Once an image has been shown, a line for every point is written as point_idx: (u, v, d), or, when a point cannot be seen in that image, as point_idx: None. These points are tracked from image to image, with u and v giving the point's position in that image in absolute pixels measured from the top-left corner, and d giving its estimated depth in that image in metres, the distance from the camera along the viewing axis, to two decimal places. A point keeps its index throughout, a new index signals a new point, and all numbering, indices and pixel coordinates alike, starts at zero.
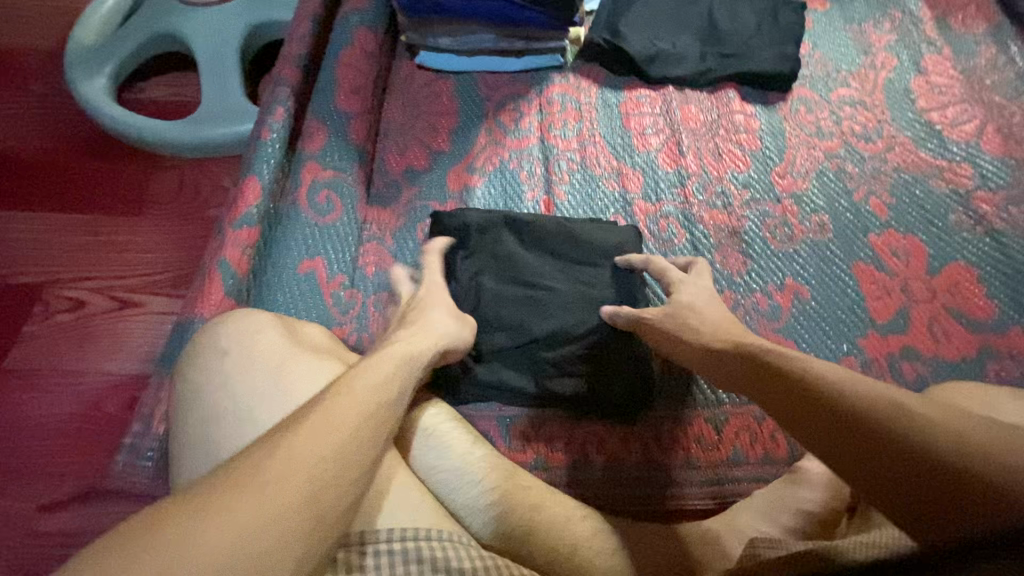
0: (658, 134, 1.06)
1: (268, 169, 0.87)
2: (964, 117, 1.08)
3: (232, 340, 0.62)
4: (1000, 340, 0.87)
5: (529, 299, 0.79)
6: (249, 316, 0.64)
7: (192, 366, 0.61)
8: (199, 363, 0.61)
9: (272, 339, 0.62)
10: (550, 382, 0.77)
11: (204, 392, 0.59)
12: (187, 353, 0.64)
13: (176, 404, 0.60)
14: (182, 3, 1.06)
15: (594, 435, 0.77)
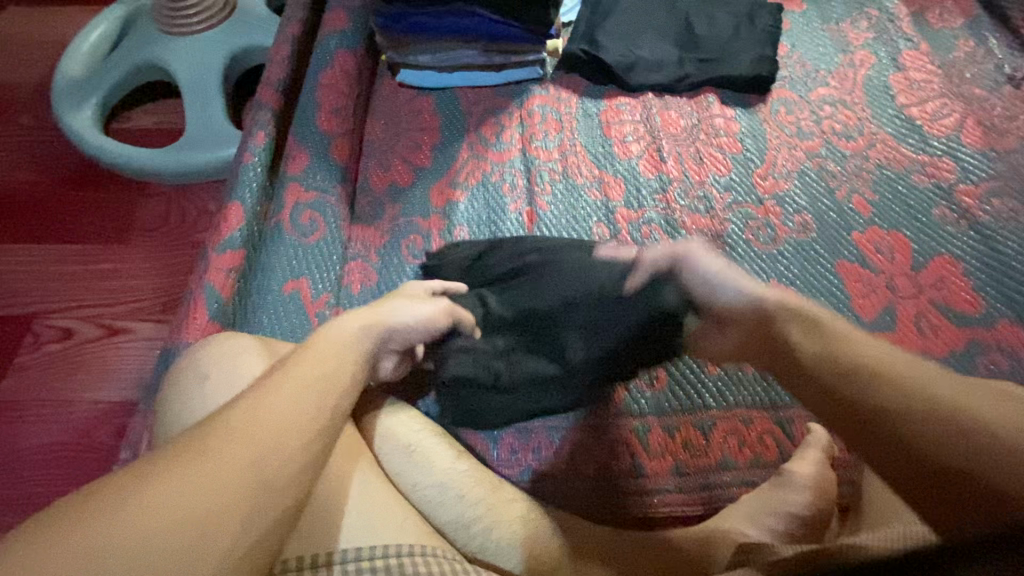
0: (639, 141, 1.06)
1: (250, 193, 0.88)
2: (944, 111, 1.08)
3: (212, 364, 0.63)
4: (989, 334, 0.86)
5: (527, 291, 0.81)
6: (230, 341, 0.66)
7: (176, 394, 0.62)
8: (183, 389, 0.62)
9: (252, 361, 0.64)
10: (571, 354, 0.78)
11: (186, 419, 0.59)
12: (170, 380, 0.65)
13: (158, 431, 0.61)
14: (164, 32, 1.08)
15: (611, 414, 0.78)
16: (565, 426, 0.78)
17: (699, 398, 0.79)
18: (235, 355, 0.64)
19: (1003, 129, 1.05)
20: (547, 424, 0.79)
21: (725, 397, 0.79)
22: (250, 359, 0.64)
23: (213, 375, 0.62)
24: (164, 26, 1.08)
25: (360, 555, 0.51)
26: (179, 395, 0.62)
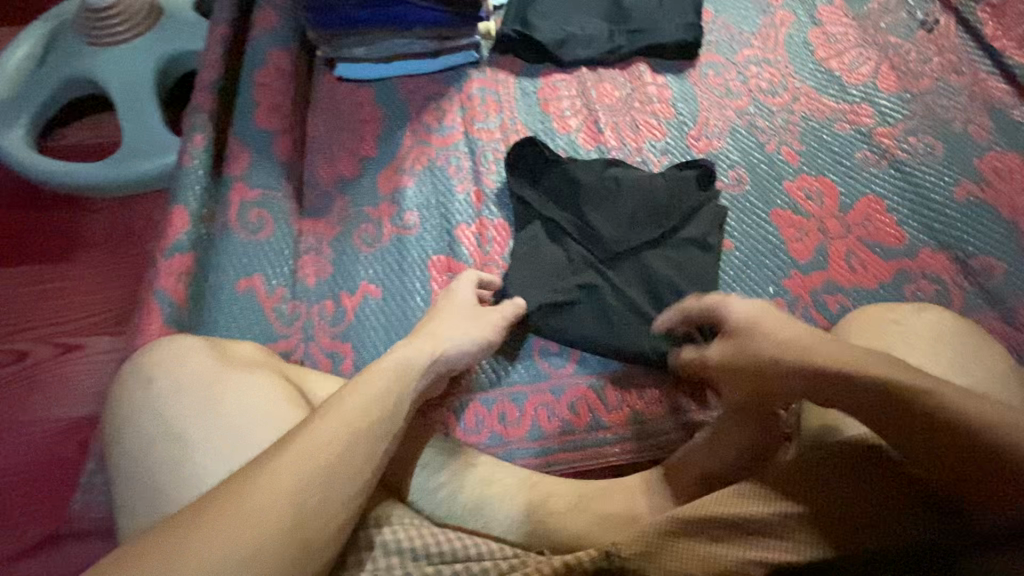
0: (576, 115, 1.10)
1: (194, 196, 0.87)
2: (860, 61, 1.14)
3: (163, 367, 0.67)
4: (914, 262, 0.91)
5: (602, 191, 0.93)
6: (183, 342, 0.70)
7: (140, 395, 0.65)
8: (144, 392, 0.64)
9: (202, 362, 0.68)
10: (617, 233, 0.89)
11: (152, 419, 0.63)
12: (119, 385, 0.68)
13: (120, 433, 0.64)
14: (90, 44, 1.06)
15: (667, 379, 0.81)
16: (525, 388, 0.81)
17: None
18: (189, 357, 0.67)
19: (916, 72, 1.11)
20: (508, 389, 0.81)
21: None
22: (201, 361, 0.68)
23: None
24: (89, 37, 1.06)
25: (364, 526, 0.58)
26: (145, 397, 0.65)
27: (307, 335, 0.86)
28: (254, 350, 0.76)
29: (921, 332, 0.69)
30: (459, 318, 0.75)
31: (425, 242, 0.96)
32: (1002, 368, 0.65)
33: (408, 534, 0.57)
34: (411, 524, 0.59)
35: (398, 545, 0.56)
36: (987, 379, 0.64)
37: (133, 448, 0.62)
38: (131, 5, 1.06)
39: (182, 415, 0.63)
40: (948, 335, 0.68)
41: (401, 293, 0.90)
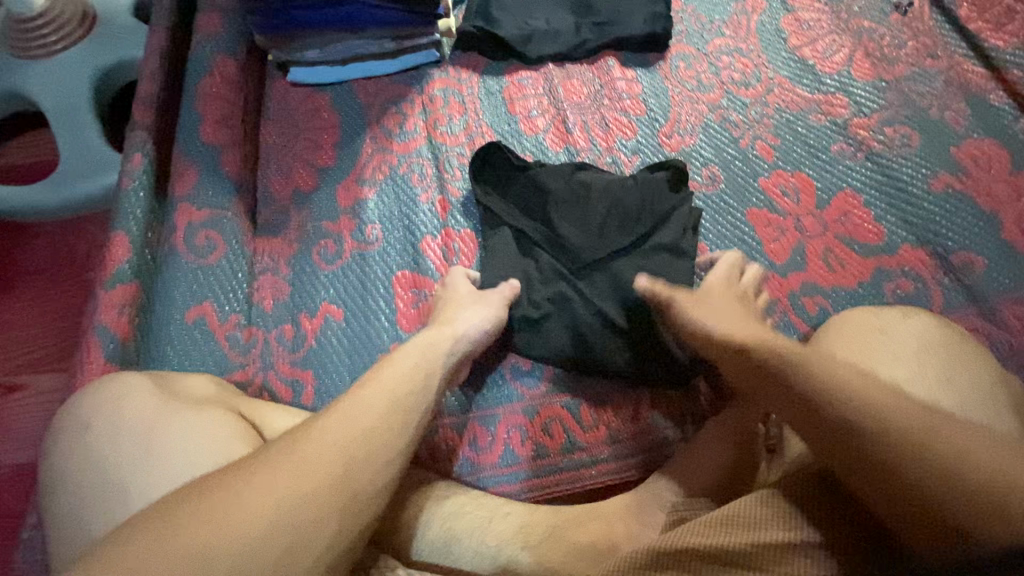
0: (544, 114, 1.05)
1: (135, 221, 0.82)
2: (833, 48, 1.10)
3: (94, 412, 0.62)
4: (893, 259, 0.89)
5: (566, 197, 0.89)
6: (118, 381, 0.65)
7: (78, 441, 0.61)
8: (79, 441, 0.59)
9: (141, 400, 0.63)
10: (578, 242, 0.85)
11: (91, 468, 0.59)
12: (51, 434, 0.63)
13: (53, 488, 0.59)
14: (17, 57, 0.99)
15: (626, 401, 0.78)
16: (497, 410, 0.78)
17: None
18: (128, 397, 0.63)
19: (891, 58, 1.08)
20: (480, 412, 0.78)
21: None
22: (137, 399, 0.63)
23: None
24: (16, 48, 0.98)
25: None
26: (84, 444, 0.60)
27: (265, 363, 0.82)
28: (208, 386, 0.71)
29: (902, 344, 0.66)
30: (467, 304, 0.78)
31: (389, 256, 0.91)
32: (981, 378, 0.63)
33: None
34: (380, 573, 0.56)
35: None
36: (967, 391, 0.62)
37: (67, 500, 0.58)
38: (62, 11, 0.99)
39: (120, 464, 0.58)
40: (928, 345, 0.66)
41: (364, 313, 0.86)
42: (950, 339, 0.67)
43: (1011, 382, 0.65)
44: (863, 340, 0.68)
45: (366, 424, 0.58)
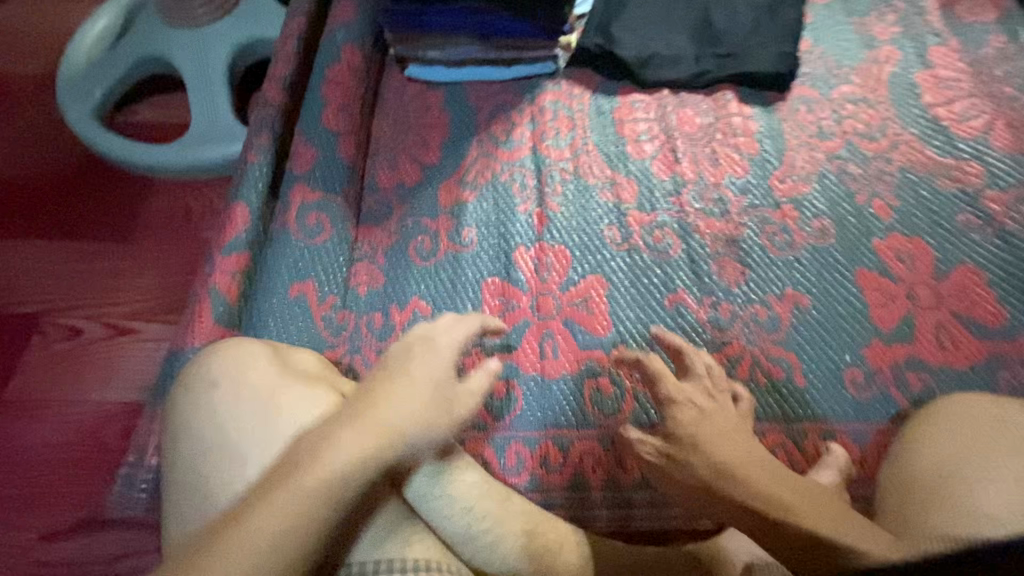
0: (652, 140, 1.04)
1: (255, 194, 0.87)
2: (973, 112, 1.04)
3: (221, 372, 0.68)
4: (1011, 347, 0.83)
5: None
6: (240, 346, 0.71)
7: (186, 402, 0.68)
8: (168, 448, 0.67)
9: (263, 370, 0.68)
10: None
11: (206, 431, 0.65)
12: (178, 386, 0.70)
13: (171, 438, 0.66)
14: (167, 24, 1.04)
15: None
16: (571, 433, 0.78)
17: None
18: (249, 363, 0.68)
19: None
20: (556, 431, 0.78)
21: None
22: (262, 367, 0.69)
23: (223, 381, 0.67)
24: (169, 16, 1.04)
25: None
26: (186, 407, 0.67)
27: (354, 347, 0.84)
28: (311, 359, 0.75)
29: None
30: None
31: (481, 262, 0.92)
32: None
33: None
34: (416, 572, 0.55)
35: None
36: None
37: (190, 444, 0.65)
38: None
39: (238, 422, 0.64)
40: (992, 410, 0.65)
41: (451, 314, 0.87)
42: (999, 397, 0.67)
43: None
44: (981, 421, 0.64)
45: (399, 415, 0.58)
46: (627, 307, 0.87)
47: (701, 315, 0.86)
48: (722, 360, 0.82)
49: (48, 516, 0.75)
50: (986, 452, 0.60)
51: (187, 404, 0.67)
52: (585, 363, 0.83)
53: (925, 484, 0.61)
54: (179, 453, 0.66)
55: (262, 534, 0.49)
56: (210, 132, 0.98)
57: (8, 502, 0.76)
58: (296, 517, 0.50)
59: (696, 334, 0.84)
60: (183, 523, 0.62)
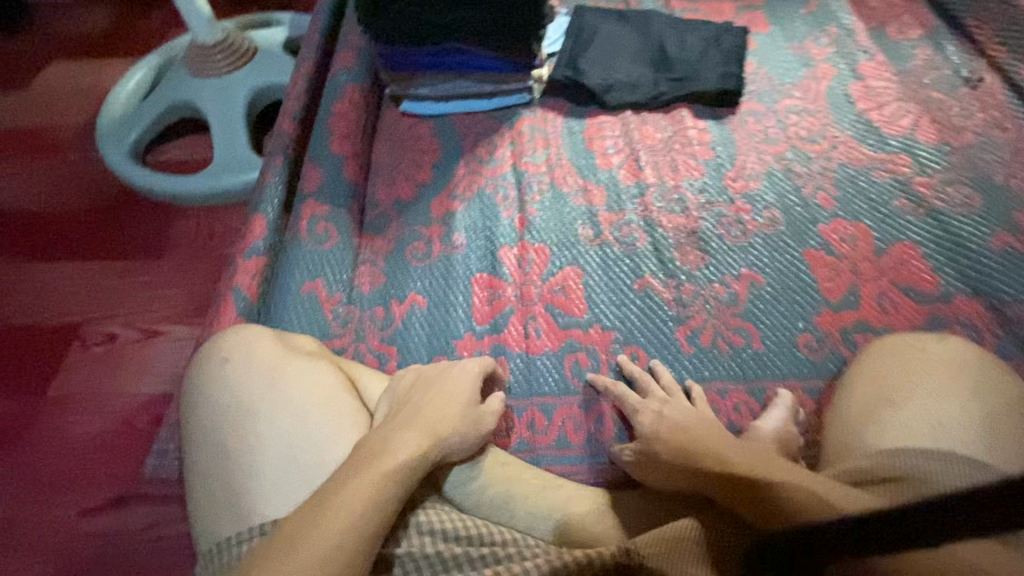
0: (619, 153, 1.17)
1: (272, 207, 1.01)
2: (901, 113, 1.18)
3: (232, 349, 0.72)
4: (947, 308, 0.92)
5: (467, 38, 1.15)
6: (243, 329, 0.75)
7: (197, 374, 0.72)
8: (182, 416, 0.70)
9: (267, 346, 0.72)
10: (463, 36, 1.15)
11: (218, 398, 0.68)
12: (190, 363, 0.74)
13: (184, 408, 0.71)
14: (193, 75, 1.21)
15: None
16: (554, 400, 0.87)
17: (676, 374, 0.88)
18: (253, 342, 0.73)
19: (959, 127, 1.14)
20: (540, 399, 0.87)
21: (699, 370, 0.88)
22: (267, 343, 0.73)
23: (232, 356, 0.71)
24: (196, 69, 1.21)
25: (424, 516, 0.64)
26: (196, 381, 0.71)
27: (359, 336, 0.94)
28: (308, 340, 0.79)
29: (936, 358, 0.71)
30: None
31: (471, 261, 1.03)
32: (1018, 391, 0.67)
33: (438, 519, 0.64)
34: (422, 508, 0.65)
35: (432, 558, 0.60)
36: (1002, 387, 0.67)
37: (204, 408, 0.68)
38: (232, 44, 1.22)
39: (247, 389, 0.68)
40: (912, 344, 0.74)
41: (444, 305, 0.97)
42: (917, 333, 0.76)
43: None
44: (895, 353, 0.74)
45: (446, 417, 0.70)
46: (601, 292, 0.97)
47: (667, 295, 0.96)
48: (687, 331, 0.92)
49: (90, 492, 0.86)
50: (902, 378, 0.70)
51: (198, 378, 0.71)
52: (566, 340, 0.92)
53: (859, 414, 0.70)
54: (196, 425, 0.68)
55: (352, 503, 0.56)
56: (231, 163, 1.14)
57: (55, 482, 0.87)
58: (374, 482, 0.58)
59: (663, 311, 0.94)
60: (208, 489, 0.64)
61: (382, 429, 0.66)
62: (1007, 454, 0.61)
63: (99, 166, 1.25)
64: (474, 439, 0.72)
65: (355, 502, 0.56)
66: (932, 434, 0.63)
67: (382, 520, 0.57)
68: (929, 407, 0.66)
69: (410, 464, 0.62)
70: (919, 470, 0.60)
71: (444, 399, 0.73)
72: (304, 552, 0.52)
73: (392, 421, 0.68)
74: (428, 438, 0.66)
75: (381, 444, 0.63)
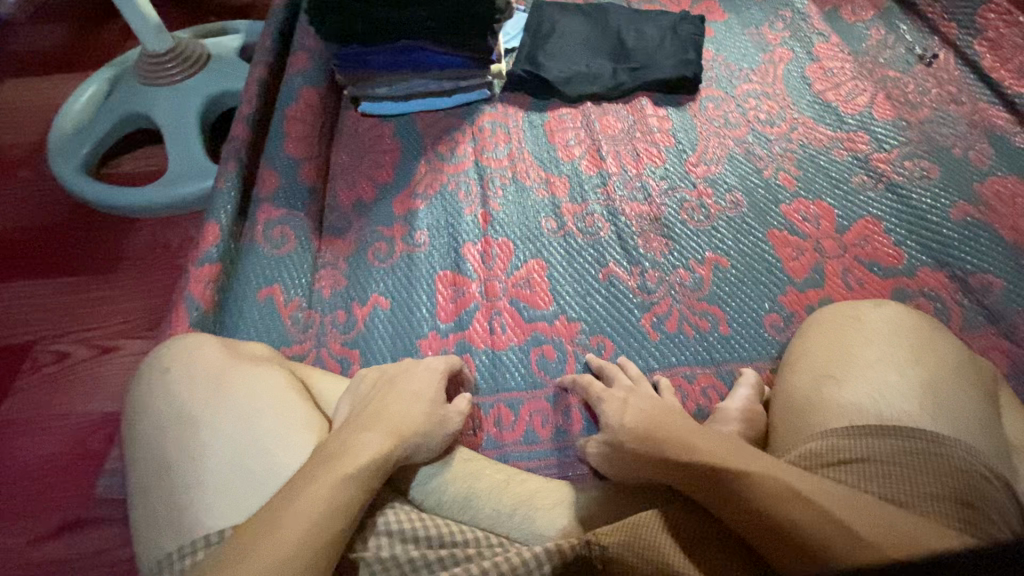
0: (580, 144, 1.16)
1: (225, 213, 0.99)
2: (857, 92, 1.19)
3: (174, 358, 0.70)
4: (911, 281, 0.92)
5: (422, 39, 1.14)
6: (190, 338, 0.72)
7: (139, 386, 0.69)
8: (124, 431, 0.67)
9: (211, 353, 0.70)
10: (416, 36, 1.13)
11: (159, 409, 0.65)
12: (134, 376, 0.71)
13: (125, 420, 0.68)
14: (144, 84, 1.19)
15: None
16: (521, 395, 0.85)
17: (643, 361, 0.87)
18: (196, 349, 0.70)
19: (915, 103, 1.15)
20: (507, 395, 0.85)
21: (666, 356, 0.87)
22: (212, 351, 0.70)
23: (174, 367, 0.69)
24: (147, 77, 1.18)
25: (385, 521, 0.61)
26: (138, 394, 0.68)
27: (320, 341, 0.92)
28: (262, 348, 0.77)
29: (874, 329, 0.71)
30: None
31: (433, 259, 1.01)
32: (960, 354, 0.69)
33: (398, 518, 0.62)
34: (381, 509, 0.63)
35: (395, 561, 0.58)
36: (946, 352, 0.69)
37: (145, 420, 0.66)
38: (183, 51, 1.19)
39: (189, 399, 0.65)
40: (851, 314, 0.76)
41: (408, 304, 0.95)
42: (857, 302, 0.78)
43: (981, 363, 0.71)
44: (836, 329, 0.74)
45: (409, 415, 0.68)
46: (566, 283, 0.96)
47: (632, 283, 0.95)
48: (652, 317, 0.91)
49: (41, 517, 0.84)
50: (846, 354, 0.70)
51: (140, 390, 0.69)
52: (532, 333, 0.91)
53: (809, 389, 0.70)
54: (137, 440, 0.65)
55: (308, 509, 0.54)
56: (185, 172, 1.11)
57: (4, 508, 0.85)
58: (334, 483, 0.56)
59: (628, 298, 0.93)
60: (151, 509, 0.60)
61: (341, 430, 0.64)
62: (949, 415, 0.63)
63: (50, 181, 1.22)
64: (438, 436, 0.70)
65: (316, 502, 0.54)
66: (877, 406, 0.64)
67: (345, 521, 0.55)
68: (872, 378, 0.66)
69: (371, 464, 0.60)
70: (881, 453, 0.59)
71: (402, 398, 0.70)
72: (262, 557, 0.49)
73: (350, 422, 0.66)
74: (389, 437, 0.64)
75: (339, 445, 0.61)
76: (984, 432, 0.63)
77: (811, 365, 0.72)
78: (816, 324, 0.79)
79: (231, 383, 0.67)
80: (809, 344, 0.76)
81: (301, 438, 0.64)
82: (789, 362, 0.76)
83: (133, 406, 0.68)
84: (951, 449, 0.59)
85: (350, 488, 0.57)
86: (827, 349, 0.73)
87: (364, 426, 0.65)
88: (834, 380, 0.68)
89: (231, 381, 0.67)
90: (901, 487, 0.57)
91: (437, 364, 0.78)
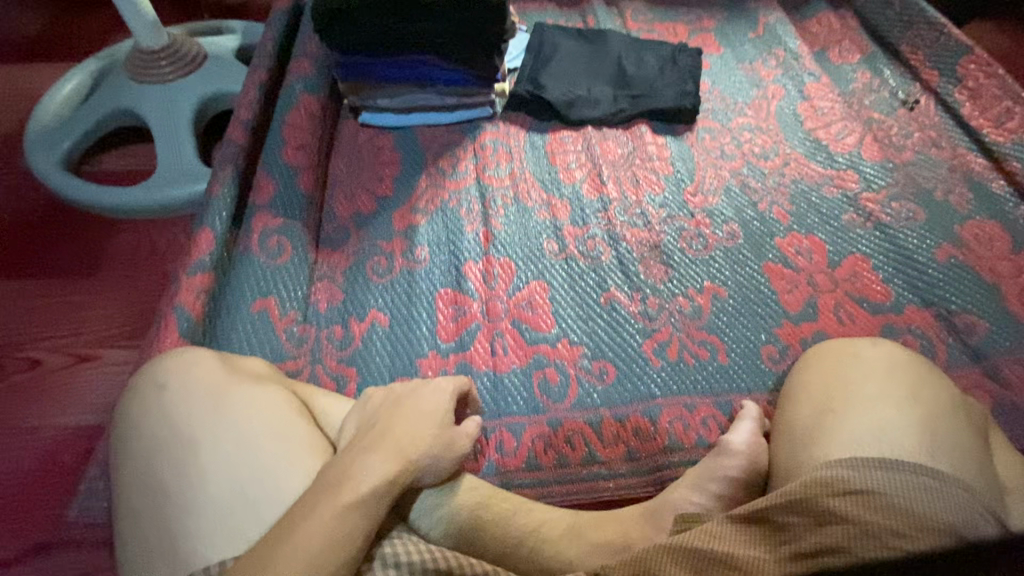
0: (581, 167, 1.17)
1: (220, 221, 0.95)
2: (846, 132, 1.24)
3: (170, 374, 0.66)
4: (898, 318, 0.96)
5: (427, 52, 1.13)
6: (188, 352, 0.69)
7: (131, 402, 0.65)
8: (113, 451, 0.63)
9: (210, 369, 0.67)
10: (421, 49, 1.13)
11: (154, 429, 0.62)
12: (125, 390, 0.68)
13: (114, 439, 0.64)
14: (133, 80, 1.14)
15: (642, 424, 0.84)
16: (523, 419, 0.85)
17: (644, 387, 0.87)
18: (194, 364, 0.67)
19: (899, 145, 1.21)
20: (508, 419, 0.85)
21: (668, 384, 0.88)
22: (210, 367, 0.67)
23: (171, 383, 0.65)
24: (137, 74, 1.14)
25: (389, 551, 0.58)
26: (128, 411, 0.65)
27: (315, 357, 0.89)
28: (259, 363, 0.74)
29: (873, 366, 0.73)
30: None
31: (434, 275, 1.00)
32: (954, 393, 0.71)
33: (403, 550, 0.58)
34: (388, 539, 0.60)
35: None
36: (942, 391, 0.71)
37: (138, 440, 0.62)
38: (178, 48, 1.15)
39: (187, 419, 0.62)
40: (849, 349, 0.78)
41: (407, 322, 0.94)
42: (853, 338, 0.80)
43: (972, 402, 0.73)
44: (837, 365, 0.76)
45: (415, 435, 0.66)
46: (568, 306, 0.96)
47: (633, 308, 0.96)
48: (654, 344, 0.92)
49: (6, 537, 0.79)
50: (846, 390, 0.72)
51: (132, 407, 0.65)
52: (533, 356, 0.90)
53: (810, 423, 0.71)
54: (128, 460, 0.61)
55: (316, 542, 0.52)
56: (175, 175, 1.07)
57: None
58: (338, 514, 0.54)
59: (630, 324, 0.94)
60: (142, 536, 0.57)
61: (346, 452, 0.62)
62: (950, 455, 0.64)
63: (24, 175, 1.16)
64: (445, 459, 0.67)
65: (324, 536, 0.52)
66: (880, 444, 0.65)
67: (348, 556, 0.53)
68: (874, 415, 0.68)
69: (379, 492, 0.58)
70: (885, 485, 0.60)
71: (407, 417, 0.68)
72: None
73: (353, 445, 0.64)
74: (395, 461, 0.62)
75: (344, 471, 0.59)
76: (981, 472, 0.64)
77: (812, 400, 0.74)
78: (817, 358, 0.80)
79: (232, 403, 0.64)
80: (810, 378, 0.77)
81: (304, 461, 0.61)
82: (791, 396, 0.78)
83: (123, 424, 0.64)
84: (951, 487, 0.60)
85: (355, 519, 0.55)
86: (828, 384, 0.74)
87: (367, 450, 0.62)
88: (836, 415, 0.70)
89: (231, 400, 0.64)
90: (906, 518, 0.57)
91: (442, 383, 0.76)
